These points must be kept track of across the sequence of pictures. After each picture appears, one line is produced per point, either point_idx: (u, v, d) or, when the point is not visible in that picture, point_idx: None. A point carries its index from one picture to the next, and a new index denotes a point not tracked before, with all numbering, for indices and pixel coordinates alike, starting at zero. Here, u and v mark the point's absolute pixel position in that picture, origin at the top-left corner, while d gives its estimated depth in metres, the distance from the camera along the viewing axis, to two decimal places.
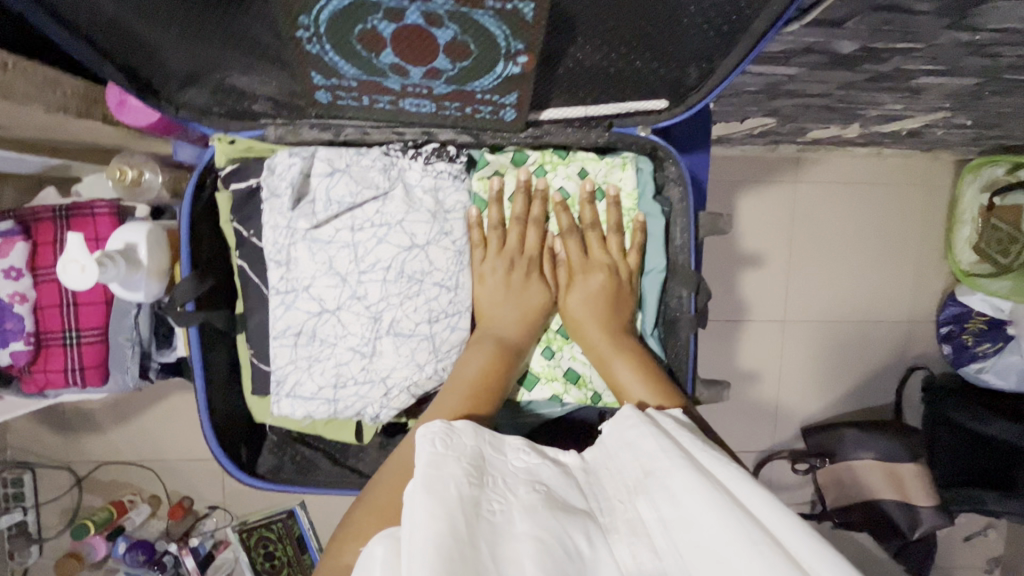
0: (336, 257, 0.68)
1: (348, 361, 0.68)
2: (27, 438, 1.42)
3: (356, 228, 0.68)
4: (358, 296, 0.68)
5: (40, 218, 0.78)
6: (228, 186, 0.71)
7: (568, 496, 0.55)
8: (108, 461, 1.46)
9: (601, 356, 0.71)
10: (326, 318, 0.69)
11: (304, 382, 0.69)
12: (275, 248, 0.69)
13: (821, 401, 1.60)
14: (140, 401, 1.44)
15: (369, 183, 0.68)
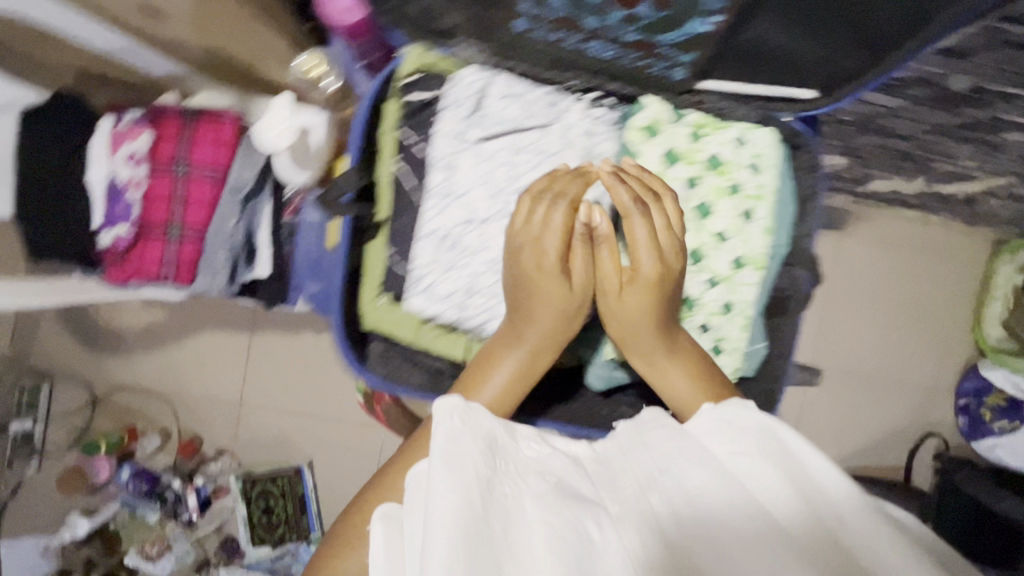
0: (493, 174, 0.73)
1: (483, 272, 0.73)
2: (54, 348, 1.41)
3: (517, 153, 0.73)
4: (505, 213, 0.73)
5: (167, 114, 0.81)
6: (405, 94, 0.73)
7: (578, 484, 0.54)
8: (127, 386, 1.44)
9: (647, 357, 0.69)
10: (472, 228, 0.73)
11: (439, 283, 0.73)
12: (441, 155, 0.73)
13: (834, 452, 1.61)
14: (174, 331, 1.43)
15: (534, 115, 0.74)
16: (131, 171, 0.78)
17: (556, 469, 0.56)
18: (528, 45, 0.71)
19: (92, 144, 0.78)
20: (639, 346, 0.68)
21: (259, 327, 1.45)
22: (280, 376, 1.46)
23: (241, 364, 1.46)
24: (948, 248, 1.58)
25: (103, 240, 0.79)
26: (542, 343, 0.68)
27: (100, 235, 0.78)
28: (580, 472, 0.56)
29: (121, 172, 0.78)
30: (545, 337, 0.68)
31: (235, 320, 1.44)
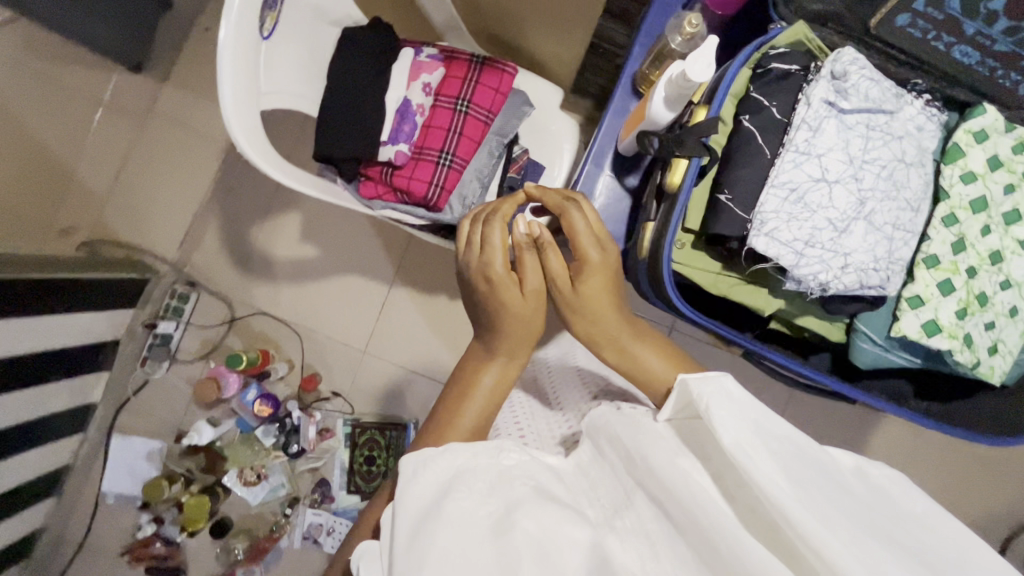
0: (851, 142, 0.58)
1: (820, 236, 0.57)
2: (209, 262, 1.48)
3: (875, 130, 0.58)
4: (856, 183, 0.58)
5: (458, 56, 0.89)
6: (767, 60, 0.61)
7: (554, 491, 0.53)
8: (265, 312, 1.50)
9: (619, 347, 0.65)
10: (816, 189, 0.58)
11: (776, 234, 0.58)
12: (796, 111, 0.59)
13: None
14: (322, 269, 1.51)
15: (891, 95, 0.60)
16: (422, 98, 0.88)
17: (536, 479, 0.54)
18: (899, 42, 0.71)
19: (394, 68, 0.88)
20: (606, 336, 0.65)
21: (399, 282, 1.51)
22: (408, 331, 1.51)
23: (374, 315, 1.52)
24: None
25: (385, 153, 0.87)
26: (513, 351, 0.67)
27: (382, 148, 0.87)
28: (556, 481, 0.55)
29: (414, 97, 0.88)
30: (514, 346, 0.67)
31: (378, 272, 1.50)
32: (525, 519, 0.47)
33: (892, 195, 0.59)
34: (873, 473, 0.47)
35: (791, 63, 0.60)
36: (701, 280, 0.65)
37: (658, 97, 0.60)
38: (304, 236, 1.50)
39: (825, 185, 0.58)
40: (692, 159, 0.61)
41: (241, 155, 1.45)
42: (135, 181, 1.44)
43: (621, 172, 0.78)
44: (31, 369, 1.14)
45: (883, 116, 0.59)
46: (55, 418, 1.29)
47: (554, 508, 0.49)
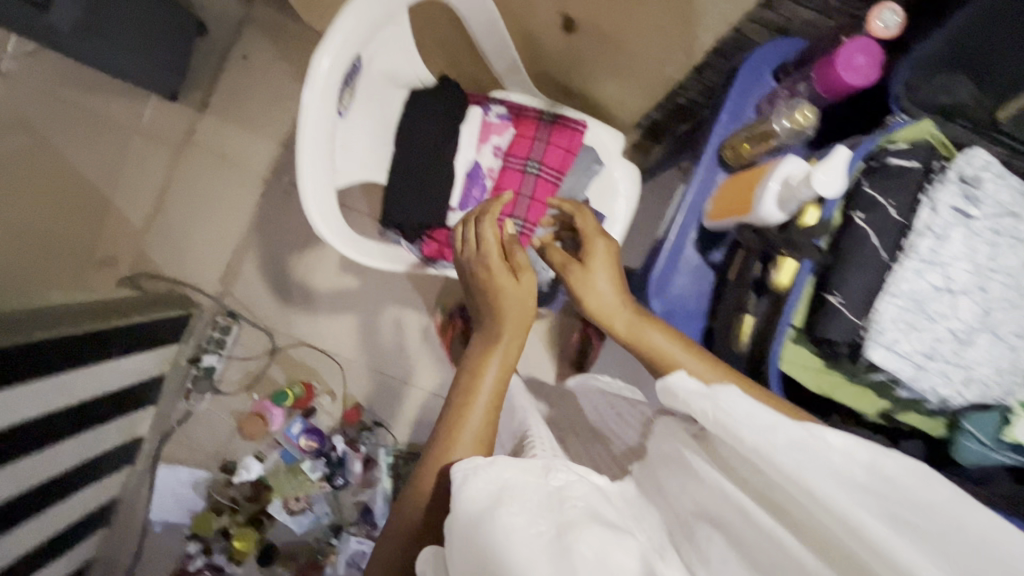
0: (976, 247, 0.56)
1: (944, 345, 0.55)
2: (249, 292, 1.46)
3: (1001, 235, 0.57)
4: (980, 290, 0.56)
5: (527, 114, 0.85)
6: (885, 156, 0.58)
7: (602, 513, 0.49)
8: (305, 343, 1.49)
9: (626, 330, 0.64)
10: (941, 296, 0.56)
11: (898, 342, 0.55)
12: (916, 213, 0.57)
13: None
14: (363, 299, 1.49)
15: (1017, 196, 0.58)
16: (493, 159, 0.85)
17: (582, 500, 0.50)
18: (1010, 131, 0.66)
19: (465, 128, 0.84)
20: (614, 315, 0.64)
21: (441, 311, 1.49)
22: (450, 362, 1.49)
23: (415, 345, 1.50)
24: None
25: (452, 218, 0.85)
26: (512, 339, 0.66)
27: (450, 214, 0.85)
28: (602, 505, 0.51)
29: (485, 158, 0.85)
30: (513, 335, 0.67)
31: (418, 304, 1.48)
32: (574, 538, 0.44)
33: (1017, 302, 0.57)
34: (873, 455, 0.39)
35: (912, 163, 0.57)
36: (803, 378, 0.63)
37: (768, 202, 0.57)
38: (344, 266, 1.47)
39: (949, 294, 0.56)
40: (802, 259, 0.58)
41: (281, 185, 1.43)
42: (174, 212, 1.42)
43: (706, 248, 0.75)
44: (81, 419, 1.12)
45: (1008, 219, 0.57)
46: (105, 456, 1.29)
47: (600, 528, 0.45)
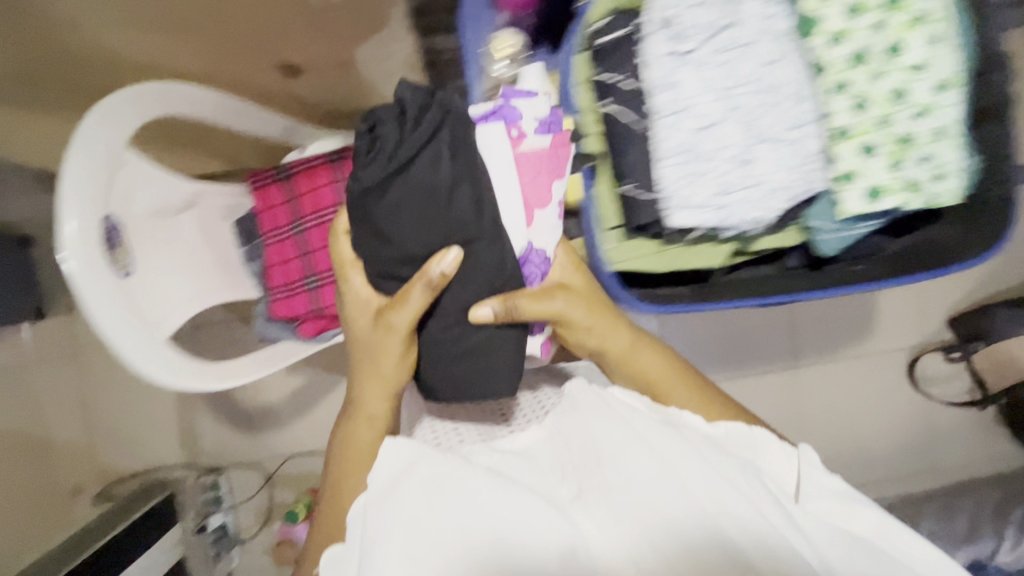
0: (710, 78, 0.73)
1: (728, 170, 0.74)
2: (218, 442, 1.47)
3: (723, 51, 0.73)
4: (733, 108, 0.73)
5: (312, 165, 0.86)
6: (597, 42, 0.78)
7: (528, 476, 0.61)
8: (293, 454, 1.49)
9: (623, 361, 0.82)
10: (709, 132, 0.74)
11: (690, 189, 0.75)
12: (661, 76, 0.74)
13: (962, 288, 1.61)
14: (317, 389, 1.48)
15: (732, 12, 0.73)
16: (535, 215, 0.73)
17: (516, 470, 0.62)
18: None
19: (497, 179, 0.69)
20: (621, 357, 0.82)
21: None
22: None
23: None
24: None
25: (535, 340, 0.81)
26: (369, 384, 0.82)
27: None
28: (540, 465, 0.62)
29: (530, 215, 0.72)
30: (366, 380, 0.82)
31: None
32: (512, 505, 0.57)
33: (764, 97, 0.74)
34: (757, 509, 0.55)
35: (617, 32, 0.76)
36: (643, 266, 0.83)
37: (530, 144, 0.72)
38: (289, 367, 1.47)
39: (710, 128, 0.74)
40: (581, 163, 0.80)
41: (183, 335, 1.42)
42: (107, 415, 1.41)
43: None
44: None
45: (729, 32, 0.73)
46: None
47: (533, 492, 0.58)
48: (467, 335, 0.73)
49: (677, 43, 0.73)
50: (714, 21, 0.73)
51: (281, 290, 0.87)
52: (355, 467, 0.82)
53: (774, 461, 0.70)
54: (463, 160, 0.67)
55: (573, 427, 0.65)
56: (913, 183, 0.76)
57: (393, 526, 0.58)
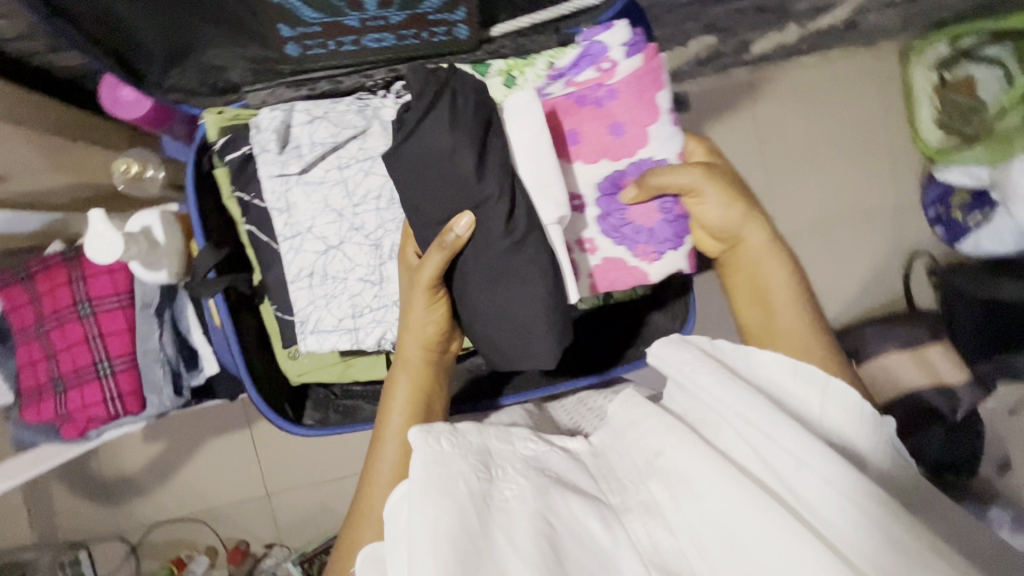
0: (329, 196, 0.64)
1: (361, 292, 0.65)
2: (77, 516, 1.42)
3: (343, 166, 0.64)
4: (358, 228, 0.65)
5: (50, 264, 0.82)
6: (224, 158, 0.65)
7: (579, 480, 0.57)
8: (158, 522, 1.44)
9: (754, 280, 0.69)
10: (333, 255, 0.65)
11: (324, 317, 0.65)
12: (273, 197, 0.65)
13: (836, 306, 1.59)
14: (176, 455, 1.43)
15: (347, 124, 0.64)
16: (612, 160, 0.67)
17: (557, 465, 0.58)
18: (315, 65, 0.64)
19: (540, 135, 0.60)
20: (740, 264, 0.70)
21: (254, 416, 1.43)
22: (291, 452, 1.44)
23: (254, 461, 1.44)
24: (857, 78, 1.55)
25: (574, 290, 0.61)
26: (411, 369, 0.66)
27: (611, 243, 0.69)
28: (580, 466, 0.59)
29: (641, 138, 0.67)
30: (412, 358, 0.66)
31: (225, 425, 1.43)
32: (553, 502, 0.52)
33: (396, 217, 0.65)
34: (813, 495, 0.48)
35: (239, 151, 0.65)
36: (320, 377, 0.71)
37: (135, 269, 0.71)
38: (145, 435, 1.43)
39: (334, 251, 0.65)
40: (213, 294, 0.65)
41: None
42: None
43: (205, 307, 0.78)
44: None
45: (348, 145, 0.64)
46: None
47: (583, 498, 0.54)
48: (513, 281, 0.58)
49: (285, 161, 0.63)
50: (328, 136, 0.64)
51: (30, 396, 0.84)
52: (380, 472, 0.63)
53: (845, 420, 0.57)
54: (464, 126, 0.56)
55: (621, 417, 0.61)
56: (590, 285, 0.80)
57: (416, 538, 0.47)
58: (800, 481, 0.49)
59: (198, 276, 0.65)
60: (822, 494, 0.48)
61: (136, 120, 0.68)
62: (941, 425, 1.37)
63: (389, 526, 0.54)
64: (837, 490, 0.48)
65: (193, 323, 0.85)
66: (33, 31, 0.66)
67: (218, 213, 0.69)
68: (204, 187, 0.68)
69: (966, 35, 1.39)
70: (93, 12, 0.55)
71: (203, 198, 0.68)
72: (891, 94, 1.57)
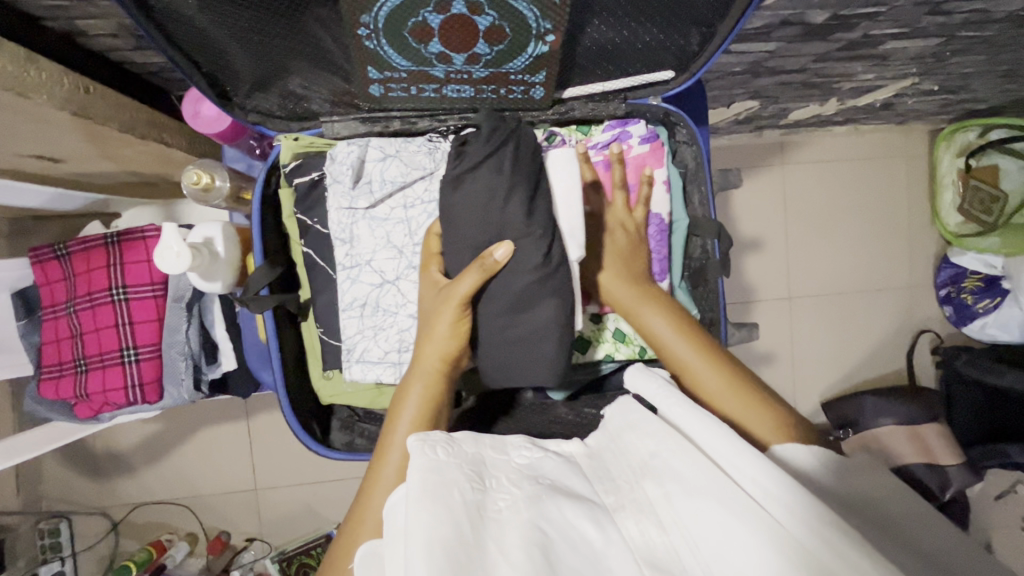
0: (392, 232, 0.68)
1: (410, 327, 0.68)
2: (64, 486, 1.42)
3: (409, 206, 0.68)
4: (415, 266, 0.68)
5: (91, 246, 0.83)
6: (292, 181, 0.69)
7: (574, 484, 0.51)
8: (142, 502, 1.44)
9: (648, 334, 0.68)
10: (388, 289, 0.68)
11: (371, 347, 0.68)
12: (338, 227, 0.68)
13: (838, 372, 1.62)
14: (170, 437, 1.43)
15: (417, 165, 0.68)
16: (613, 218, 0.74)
17: (552, 471, 0.53)
18: (392, 105, 0.67)
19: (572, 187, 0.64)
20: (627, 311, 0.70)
21: (253, 409, 1.43)
22: (285, 449, 1.44)
23: (247, 453, 1.44)
24: (885, 153, 1.59)
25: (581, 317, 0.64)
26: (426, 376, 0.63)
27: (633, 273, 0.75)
28: (576, 469, 0.54)
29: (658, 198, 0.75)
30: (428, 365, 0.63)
31: (223, 414, 1.43)
32: (548, 511, 0.47)
33: None
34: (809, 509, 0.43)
35: (310, 178, 0.68)
36: (354, 400, 0.72)
37: (193, 279, 0.72)
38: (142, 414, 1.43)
39: (389, 285, 0.68)
40: (263, 310, 0.67)
41: None
42: None
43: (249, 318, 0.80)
44: None
45: (415, 185, 0.68)
46: None
47: (576, 501, 0.48)
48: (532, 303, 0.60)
49: (356, 194, 0.67)
50: (398, 175, 0.68)
51: (51, 371, 0.85)
52: (380, 482, 0.58)
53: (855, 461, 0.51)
54: (525, 170, 0.61)
55: (619, 421, 0.57)
56: (623, 338, 0.79)
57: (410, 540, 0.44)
58: (793, 500, 0.44)
59: (250, 293, 0.66)
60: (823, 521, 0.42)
61: (214, 134, 0.75)
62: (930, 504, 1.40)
63: (388, 522, 0.51)
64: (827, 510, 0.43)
65: (219, 320, 0.84)
66: (120, 31, 0.69)
67: (277, 231, 0.72)
68: (268, 205, 0.70)
69: (993, 129, 1.42)
70: (188, 34, 0.57)
71: (265, 215, 0.70)
72: (917, 173, 1.60)
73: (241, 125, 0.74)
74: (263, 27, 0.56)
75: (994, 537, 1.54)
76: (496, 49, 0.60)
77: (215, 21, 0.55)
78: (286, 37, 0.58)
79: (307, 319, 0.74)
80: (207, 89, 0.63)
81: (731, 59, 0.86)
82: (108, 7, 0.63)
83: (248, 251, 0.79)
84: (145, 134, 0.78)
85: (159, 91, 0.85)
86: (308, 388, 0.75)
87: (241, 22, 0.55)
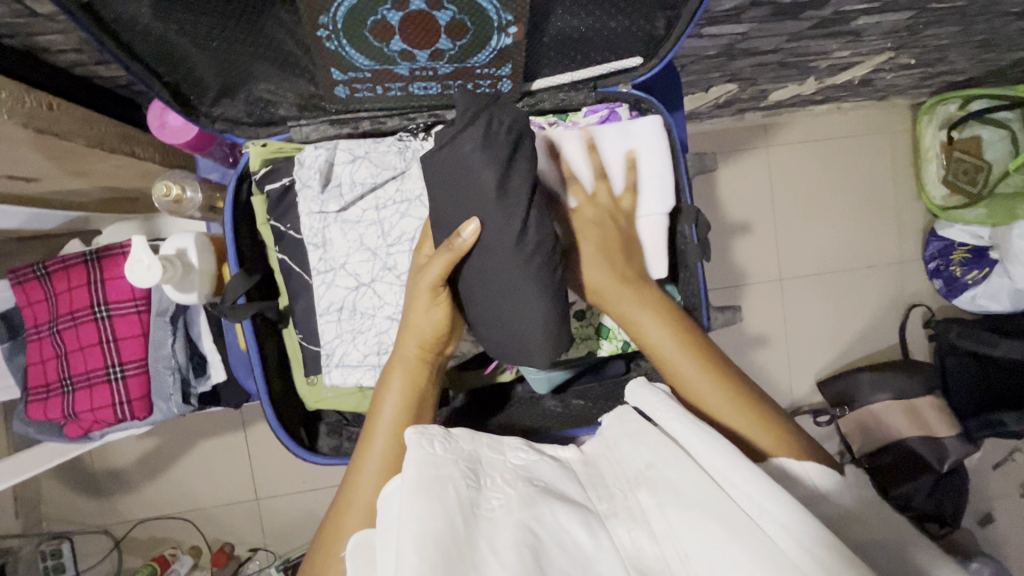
0: (365, 234, 0.67)
1: (389, 329, 0.67)
2: (64, 506, 1.42)
3: (380, 207, 0.68)
4: (390, 267, 0.67)
5: (70, 264, 0.83)
6: (263, 188, 0.68)
7: (567, 487, 0.51)
8: (143, 518, 1.44)
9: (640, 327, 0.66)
10: (364, 292, 0.68)
11: (350, 351, 0.68)
12: (310, 232, 0.68)
13: (832, 350, 1.62)
14: (169, 452, 1.43)
15: (387, 165, 0.67)
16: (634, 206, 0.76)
17: (547, 474, 0.53)
18: (359, 106, 0.67)
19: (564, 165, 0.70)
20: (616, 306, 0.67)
21: (249, 420, 1.42)
22: (284, 458, 1.43)
23: (245, 463, 1.44)
24: (867, 129, 1.59)
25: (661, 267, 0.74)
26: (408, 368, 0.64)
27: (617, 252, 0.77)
28: (570, 475, 0.54)
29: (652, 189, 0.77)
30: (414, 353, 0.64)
31: (219, 426, 1.43)
32: (542, 511, 0.47)
33: None
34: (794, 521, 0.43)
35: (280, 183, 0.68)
36: (340, 406, 0.72)
37: (167, 291, 0.72)
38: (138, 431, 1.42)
39: (366, 287, 0.67)
40: (241, 319, 0.67)
41: None
42: None
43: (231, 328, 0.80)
44: None
45: (385, 187, 0.68)
46: None
47: (569, 506, 0.48)
48: (516, 295, 0.59)
49: (326, 198, 0.67)
50: (368, 176, 0.67)
51: (38, 393, 0.85)
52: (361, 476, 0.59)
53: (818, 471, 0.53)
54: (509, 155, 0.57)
55: (615, 426, 0.57)
56: (608, 332, 0.79)
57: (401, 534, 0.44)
58: (785, 514, 0.44)
59: (227, 301, 0.66)
60: (810, 537, 0.43)
61: (182, 144, 0.74)
62: (929, 476, 1.42)
63: (382, 514, 0.51)
64: (811, 525, 0.43)
65: (204, 331, 0.84)
66: (83, 46, 0.68)
67: (252, 239, 0.72)
68: (240, 215, 0.70)
69: (974, 99, 1.41)
70: (146, 45, 0.56)
71: (239, 223, 0.70)
72: (900, 148, 1.60)
73: (207, 133, 0.73)
74: (221, 33, 0.56)
75: (994, 505, 1.55)
76: (459, 43, 0.60)
77: (171, 28, 0.55)
78: (245, 41, 0.57)
79: (287, 326, 0.73)
80: (170, 98, 0.62)
81: (704, 43, 0.86)
82: (65, 20, 0.63)
83: (223, 261, 0.78)
84: (114, 148, 0.77)
85: (129, 104, 0.85)
86: (295, 396, 0.74)
87: (198, 28, 0.55)
